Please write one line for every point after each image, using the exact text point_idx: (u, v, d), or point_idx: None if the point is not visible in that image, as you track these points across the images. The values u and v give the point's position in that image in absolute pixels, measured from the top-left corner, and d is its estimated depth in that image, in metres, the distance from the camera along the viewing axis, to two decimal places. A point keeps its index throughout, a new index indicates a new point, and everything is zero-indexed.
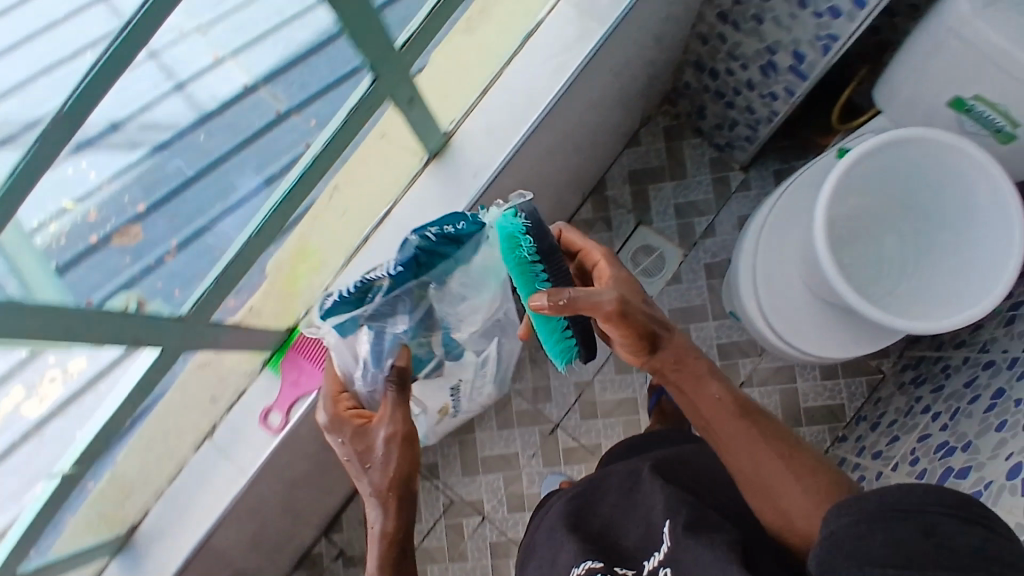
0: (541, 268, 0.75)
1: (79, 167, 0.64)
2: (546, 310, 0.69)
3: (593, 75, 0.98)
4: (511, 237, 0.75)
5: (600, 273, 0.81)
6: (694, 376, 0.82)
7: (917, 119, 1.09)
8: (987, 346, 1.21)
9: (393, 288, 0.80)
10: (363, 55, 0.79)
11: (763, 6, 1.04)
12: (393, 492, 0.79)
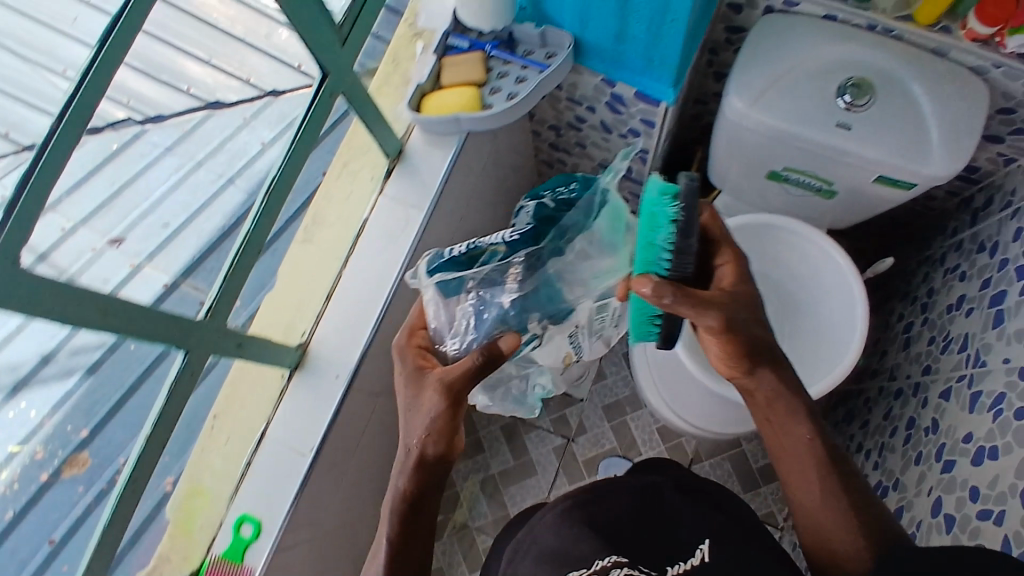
0: (667, 254, 0.67)
1: (19, 409, 0.69)
2: (641, 294, 0.67)
3: (436, 240, 1.02)
4: (650, 213, 0.68)
5: (725, 267, 0.75)
6: (784, 408, 0.79)
7: (751, 192, 1.15)
8: (895, 373, 1.24)
9: (514, 248, 0.85)
10: (158, 344, 0.71)
11: (580, 135, 1.16)
12: (414, 455, 0.73)
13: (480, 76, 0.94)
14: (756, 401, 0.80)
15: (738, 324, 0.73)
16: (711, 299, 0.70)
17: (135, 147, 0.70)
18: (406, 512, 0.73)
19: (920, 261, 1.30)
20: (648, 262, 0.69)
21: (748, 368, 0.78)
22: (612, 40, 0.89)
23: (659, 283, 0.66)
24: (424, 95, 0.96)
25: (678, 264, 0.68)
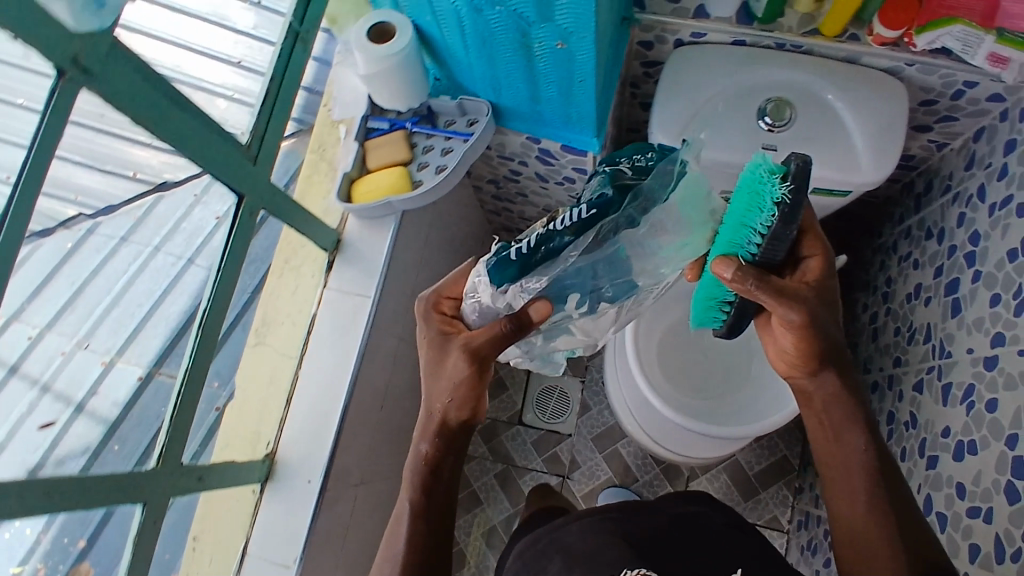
0: (757, 238, 0.65)
1: (12, 529, 0.56)
2: (722, 277, 0.67)
3: (389, 321, 1.01)
4: (747, 192, 0.64)
5: (812, 261, 0.72)
6: (838, 417, 0.78)
7: None
8: (869, 365, 1.25)
9: (582, 232, 0.66)
10: (107, 504, 0.67)
11: (519, 186, 1.16)
12: (436, 417, 0.79)
13: (405, 154, 0.94)
14: (811, 407, 0.80)
15: (813, 322, 0.73)
16: (793, 293, 0.70)
17: (88, 241, 0.62)
18: (428, 477, 0.79)
19: (874, 249, 1.31)
20: (737, 242, 0.67)
21: (813, 369, 0.77)
22: (528, 101, 0.89)
23: (738, 268, 0.66)
24: (353, 182, 0.95)
25: (770, 246, 0.65)
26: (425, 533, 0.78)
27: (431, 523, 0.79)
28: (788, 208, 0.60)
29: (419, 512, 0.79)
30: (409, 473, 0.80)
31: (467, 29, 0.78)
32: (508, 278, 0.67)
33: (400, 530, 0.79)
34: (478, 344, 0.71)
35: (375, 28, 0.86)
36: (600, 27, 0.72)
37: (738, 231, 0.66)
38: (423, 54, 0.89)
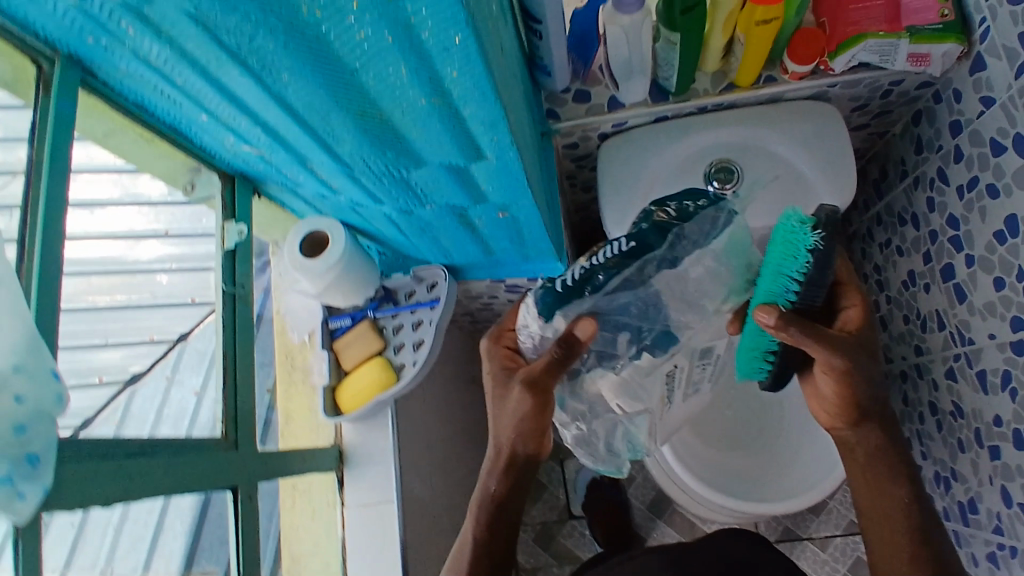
0: (795, 287, 0.55)
1: None
2: (767, 326, 0.56)
3: (417, 507, 0.96)
4: (780, 242, 0.56)
5: (852, 308, 0.65)
6: (881, 467, 0.72)
7: None
8: (889, 354, 1.22)
9: (624, 267, 0.58)
10: None
11: (495, 310, 1.13)
12: (504, 456, 0.76)
13: (378, 342, 0.89)
14: (853, 458, 0.74)
15: (855, 370, 0.65)
16: (838, 340, 0.61)
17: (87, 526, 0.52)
18: (492, 511, 0.77)
19: (850, 237, 1.30)
20: (771, 295, 0.57)
21: (857, 417, 0.71)
22: (481, 256, 0.86)
23: (779, 316, 0.55)
24: (335, 389, 0.89)
25: (805, 295, 0.56)
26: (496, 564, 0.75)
27: (496, 559, 0.75)
28: (822, 250, 0.53)
29: (485, 549, 0.76)
30: (477, 513, 0.77)
31: (403, 225, 0.75)
32: (552, 308, 0.59)
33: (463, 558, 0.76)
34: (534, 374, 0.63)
35: (307, 239, 0.82)
36: (535, 191, 0.69)
37: (770, 284, 0.56)
38: (361, 246, 0.85)
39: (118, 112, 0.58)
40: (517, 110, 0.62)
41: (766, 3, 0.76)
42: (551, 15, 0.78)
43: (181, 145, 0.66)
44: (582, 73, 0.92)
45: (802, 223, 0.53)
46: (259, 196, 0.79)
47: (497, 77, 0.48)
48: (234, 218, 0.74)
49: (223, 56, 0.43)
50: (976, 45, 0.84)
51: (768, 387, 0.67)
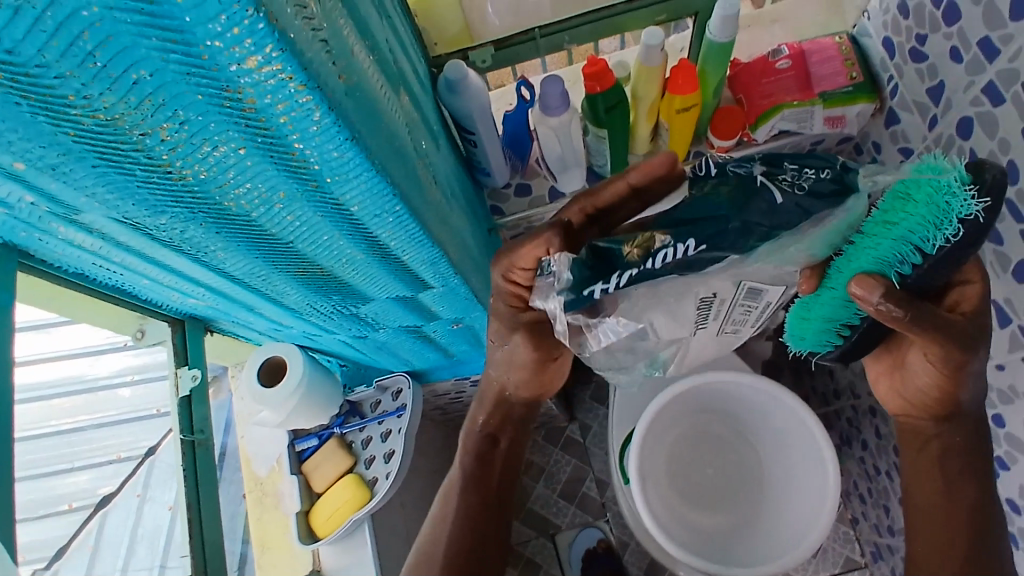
0: (916, 258, 0.45)
1: None
2: (868, 304, 0.47)
3: None
4: (919, 203, 0.44)
5: (970, 285, 0.52)
6: (956, 468, 0.62)
7: None
8: (857, 391, 1.25)
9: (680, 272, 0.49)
10: None
11: (466, 399, 1.12)
12: (494, 390, 0.74)
13: (348, 459, 0.88)
14: (924, 453, 0.64)
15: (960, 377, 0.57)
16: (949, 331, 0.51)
17: None
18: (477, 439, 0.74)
19: None
20: (882, 263, 0.47)
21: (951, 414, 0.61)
22: (443, 359, 0.86)
23: (890, 292, 0.46)
24: (309, 514, 0.86)
25: (926, 272, 0.46)
26: (483, 487, 0.71)
27: (484, 491, 0.71)
28: (975, 223, 0.42)
29: (474, 475, 0.72)
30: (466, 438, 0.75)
31: (360, 347, 0.75)
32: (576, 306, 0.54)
33: (450, 482, 0.72)
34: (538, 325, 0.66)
35: (263, 367, 0.81)
36: (485, 301, 0.70)
37: (882, 248, 0.47)
38: (321, 365, 0.84)
39: (60, 284, 0.58)
40: (458, 232, 0.64)
41: (683, 93, 0.81)
42: (482, 125, 0.81)
43: (128, 302, 0.66)
44: (521, 167, 0.96)
45: (960, 186, 0.41)
46: (213, 333, 0.78)
47: (433, 222, 0.50)
48: (187, 363, 0.72)
49: (158, 245, 0.43)
50: (887, 100, 0.90)
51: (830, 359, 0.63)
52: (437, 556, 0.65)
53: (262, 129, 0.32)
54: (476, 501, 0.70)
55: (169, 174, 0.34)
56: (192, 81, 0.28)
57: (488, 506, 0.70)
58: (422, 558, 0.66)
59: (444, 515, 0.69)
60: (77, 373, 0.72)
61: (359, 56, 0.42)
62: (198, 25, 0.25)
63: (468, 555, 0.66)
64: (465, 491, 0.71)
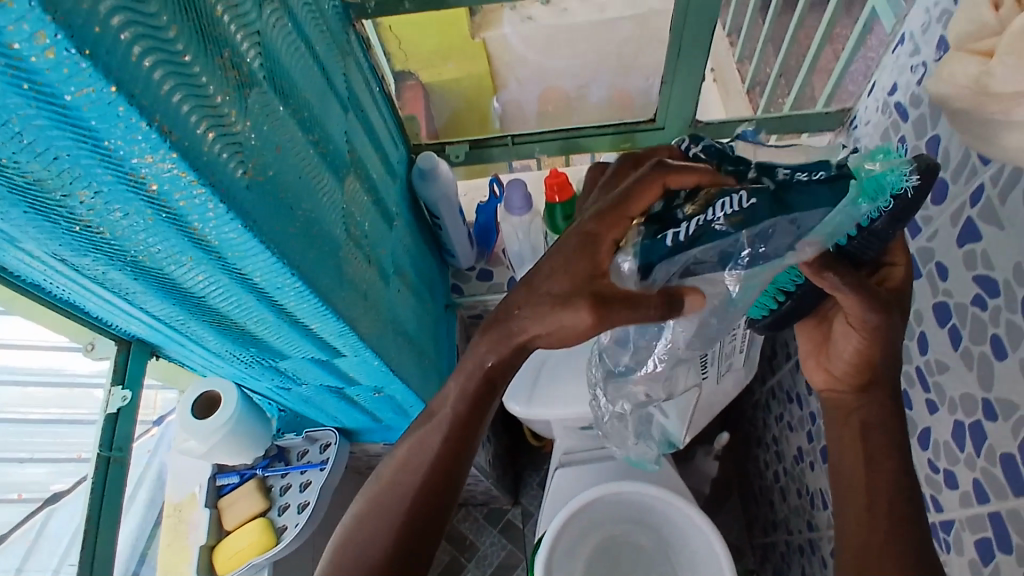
0: (853, 231, 0.45)
1: None
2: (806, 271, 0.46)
3: None
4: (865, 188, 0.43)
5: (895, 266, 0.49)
6: (876, 442, 0.55)
7: (581, 442, 1.16)
8: (789, 526, 1.26)
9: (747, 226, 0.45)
10: None
11: None
12: (519, 338, 0.52)
13: (262, 503, 0.91)
14: (846, 428, 0.57)
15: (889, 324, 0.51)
16: (876, 291, 0.48)
17: None
18: (474, 392, 0.54)
19: (752, 404, 1.38)
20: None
21: (871, 376, 0.55)
22: (372, 422, 0.90)
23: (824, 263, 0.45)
24: (212, 550, 0.90)
25: (857, 244, 0.46)
26: (459, 460, 0.54)
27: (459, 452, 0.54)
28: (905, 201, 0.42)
29: (457, 447, 0.54)
30: (454, 379, 0.55)
31: (288, 396, 0.79)
32: (644, 258, 0.52)
33: (425, 442, 0.54)
34: (608, 293, 0.49)
35: (201, 399, 0.85)
36: (408, 376, 0.74)
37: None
38: (256, 407, 0.87)
39: (15, 291, 0.60)
40: (388, 308, 0.69)
41: None
42: (447, 211, 0.88)
43: (78, 318, 0.69)
44: (486, 254, 1.03)
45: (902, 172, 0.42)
46: (159, 357, 0.81)
47: (345, 298, 0.56)
48: (123, 382, 0.75)
49: (90, 277, 0.48)
50: None
51: (763, 327, 0.60)
52: (381, 556, 0.50)
53: (164, 205, 0.37)
54: (445, 483, 0.53)
55: (89, 226, 0.39)
56: (101, 163, 0.33)
57: (456, 484, 0.54)
58: (363, 555, 0.50)
59: (405, 497, 0.52)
60: (55, 368, 0.76)
61: (292, 151, 0.47)
62: (103, 126, 0.31)
63: (415, 557, 0.51)
64: (434, 470, 0.53)
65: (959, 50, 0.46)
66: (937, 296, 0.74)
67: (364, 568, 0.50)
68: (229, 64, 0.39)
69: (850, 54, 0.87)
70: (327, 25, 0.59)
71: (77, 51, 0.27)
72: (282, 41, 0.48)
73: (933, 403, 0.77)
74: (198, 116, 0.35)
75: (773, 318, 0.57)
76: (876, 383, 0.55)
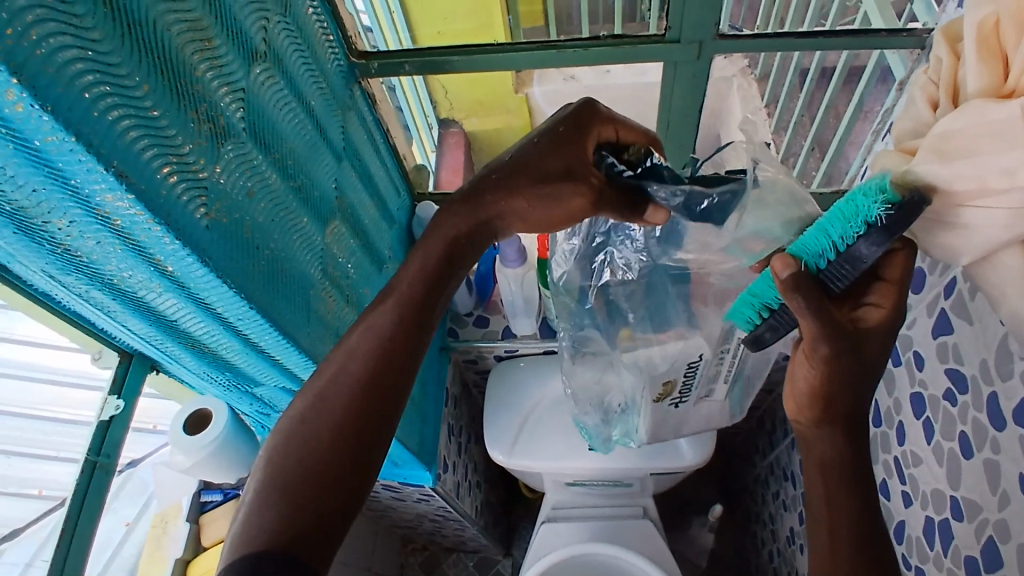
0: (830, 254, 0.41)
1: None
2: (783, 273, 0.41)
3: None
4: (847, 206, 0.40)
5: (877, 306, 0.43)
6: (842, 468, 0.44)
7: (568, 497, 1.15)
8: None
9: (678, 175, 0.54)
10: None
11: (388, 501, 1.16)
12: (489, 213, 0.54)
13: None
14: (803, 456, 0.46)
15: (844, 354, 0.41)
16: (836, 318, 0.41)
17: None
18: (425, 271, 0.53)
19: (753, 477, 1.35)
20: (804, 255, 0.42)
21: (828, 410, 0.44)
22: None
23: (801, 276, 0.41)
24: (188, 564, 0.94)
25: (839, 275, 0.41)
26: (412, 341, 0.51)
27: (406, 334, 0.51)
28: (887, 228, 0.39)
29: (409, 324, 0.51)
30: (411, 258, 0.54)
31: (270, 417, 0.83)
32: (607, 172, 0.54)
33: (373, 324, 0.51)
34: (608, 189, 0.54)
35: (193, 416, 0.89)
36: None
37: (806, 239, 0.43)
38: (245, 430, 0.90)
39: (29, 299, 0.63)
40: None
41: None
42: None
43: (87, 331, 0.72)
44: (484, 302, 1.06)
45: (880, 196, 0.39)
46: (160, 371, 0.84)
47: (309, 332, 0.60)
48: (119, 393, 0.78)
49: (79, 294, 0.53)
50: None
51: (745, 344, 0.52)
52: (320, 445, 0.46)
53: (129, 237, 0.41)
54: (396, 364, 0.50)
55: (67, 251, 0.43)
56: (71, 199, 0.38)
57: (407, 369, 0.51)
58: (300, 445, 0.46)
59: (352, 384, 0.48)
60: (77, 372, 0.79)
61: (267, 191, 0.52)
62: (69, 166, 0.36)
63: (365, 443, 0.47)
64: (380, 353, 0.50)
65: (893, 147, 0.47)
66: (913, 386, 0.73)
67: (296, 470, 0.45)
68: (203, 117, 0.44)
69: (849, 137, 0.87)
70: (327, 84, 0.65)
71: (40, 106, 0.32)
72: (271, 97, 0.53)
73: (908, 495, 0.76)
74: (160, 162, 0.40)
75: (761, 338, 0.50)
76: (832, 418, 0.44)
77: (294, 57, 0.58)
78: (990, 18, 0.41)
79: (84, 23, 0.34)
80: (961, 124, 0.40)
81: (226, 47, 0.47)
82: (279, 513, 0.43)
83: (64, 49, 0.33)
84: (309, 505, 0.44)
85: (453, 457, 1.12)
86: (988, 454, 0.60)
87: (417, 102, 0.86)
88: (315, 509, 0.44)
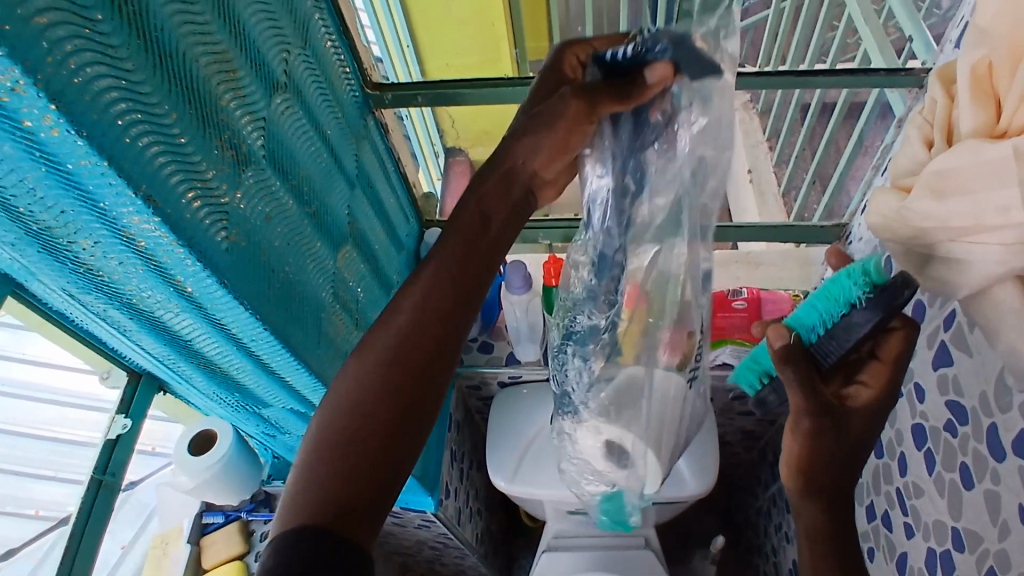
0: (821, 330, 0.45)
1: None
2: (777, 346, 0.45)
3: None
4: (835, 289, 0.45)
5: (865, 386, 0.44)
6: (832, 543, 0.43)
7: (569, 527, 1.15)
8: None
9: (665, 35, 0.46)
10: None
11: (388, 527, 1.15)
12: (507, 164, 0.52)
13: (241, 546, 0.94)
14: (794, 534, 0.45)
15: (828, 430, 0.42)
16: (821, 392, 0.42)
17: None
18: (467, 236, 0.49)
19: (755, 509, 1.35)
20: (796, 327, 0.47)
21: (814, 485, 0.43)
22: None
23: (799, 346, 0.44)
24: None
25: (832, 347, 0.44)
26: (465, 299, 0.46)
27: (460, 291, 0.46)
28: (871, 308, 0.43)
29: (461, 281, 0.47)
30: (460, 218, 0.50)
31: (276, 440, 0.85)
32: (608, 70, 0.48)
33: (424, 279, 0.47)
34: (594, 86, 0.48)
35: (198, 437, 0.89)
36: None
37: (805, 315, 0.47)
38: (249, 451, 0.91)
39: (42, 317, 0.64)
40: None
41: None
42: None
43: (98, 348, 0.73)
44: (489, 327, 1.07)
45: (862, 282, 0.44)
46: (166, 392, 0.85)
47: (318, 356, 0.61)
48: (126, 412, 0.80)
49: (96, 313, 0.54)
50: None
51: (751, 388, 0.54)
52: (372, 404, 0.41)
53: (152, 259, 0.43)
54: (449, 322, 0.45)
55: (89, 273, 0.44)
56: (98, 220, 0.39)
57: (459, 329, 0.46)
58: (352, 406, 0.41)
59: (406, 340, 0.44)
60: (85, 390, 0.79)
61: (282, 216, 0.53)
62: (99, 189, 0.37)
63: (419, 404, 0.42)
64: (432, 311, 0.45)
65: (889, 184, 0.49)
66: (915, 417, 0.73)
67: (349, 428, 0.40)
68: (227, 145, 0.46)
69: (849, 171, 0.89)
70: (343, 113, 0.67)
71: (76, 131, 0.34)
72: (290, 127, 0.55)
73: (911, 527, 0.76)
74: (185, 187, 0.41)
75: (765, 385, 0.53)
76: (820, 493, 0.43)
77: (313, 88, 0.60)
78: (982, 62, 0.43)
79: (118, 54, 0.36)
80: (955, 161, 0.42)
81: (249, 79, 0.49)
82: (330, 474, 0.38)
83: (100, 78, 0.35)
84: (361, 466, 0.39)
85: (454, 483, 1.12)
86: (989, 485, 0.60)
87: (424, 131, 0.93)
88: (366, 471, 0.39)
